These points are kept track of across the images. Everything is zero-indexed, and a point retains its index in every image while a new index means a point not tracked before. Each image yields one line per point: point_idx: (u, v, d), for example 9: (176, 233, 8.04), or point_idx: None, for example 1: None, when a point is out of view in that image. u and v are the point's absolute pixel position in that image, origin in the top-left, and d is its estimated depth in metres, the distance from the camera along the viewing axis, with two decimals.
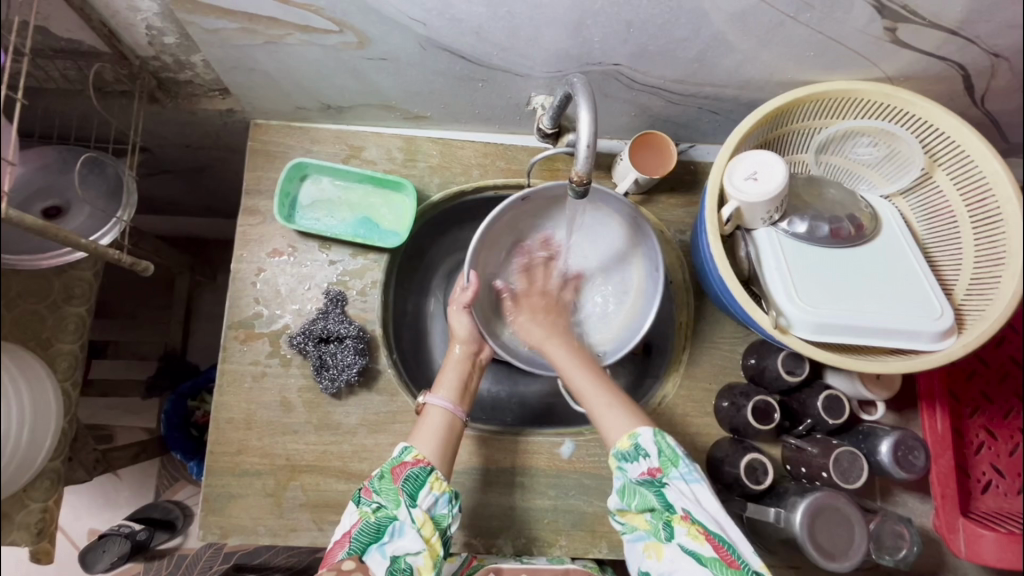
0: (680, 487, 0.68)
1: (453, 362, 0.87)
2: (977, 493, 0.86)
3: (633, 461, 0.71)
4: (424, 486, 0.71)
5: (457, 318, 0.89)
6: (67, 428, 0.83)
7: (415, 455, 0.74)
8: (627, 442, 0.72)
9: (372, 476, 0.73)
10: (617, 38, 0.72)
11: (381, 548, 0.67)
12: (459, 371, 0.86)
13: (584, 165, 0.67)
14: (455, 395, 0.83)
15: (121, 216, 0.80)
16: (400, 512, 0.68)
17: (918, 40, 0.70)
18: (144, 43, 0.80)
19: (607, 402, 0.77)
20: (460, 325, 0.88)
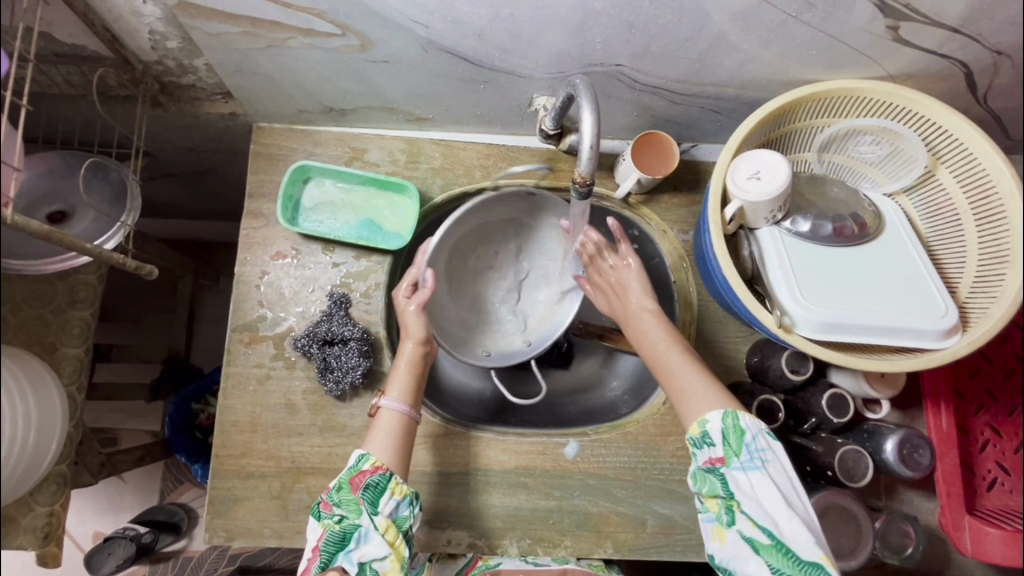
0: (741, 478, 0.68)
1: (404, 360, 0.85)
2: (982, 491, 0.86)
3: (699, 449, 0.72)
4: (385, 493, 0.74)
5: (410, 315, 0.86)
6: (72, 432, 0.83)
7: (371, 462, 0.76)
8: (696, 429, 0.72)
9: (331, 487, 0.76)
10: (619, 39, 0.72)
11: (347, 556, 0.71)
12: (410, 368, 0.84)
13: (588, 166, 0.68)
14: (409, 395, 0.83)
15: (125, 220, 0.80)
16: (363, 519, 0.72)
17: (920, 38, 0.70)
18: (147, 48, 0.81)
19: (700, 382, 0.76)
20: (412, 322, 0.86)
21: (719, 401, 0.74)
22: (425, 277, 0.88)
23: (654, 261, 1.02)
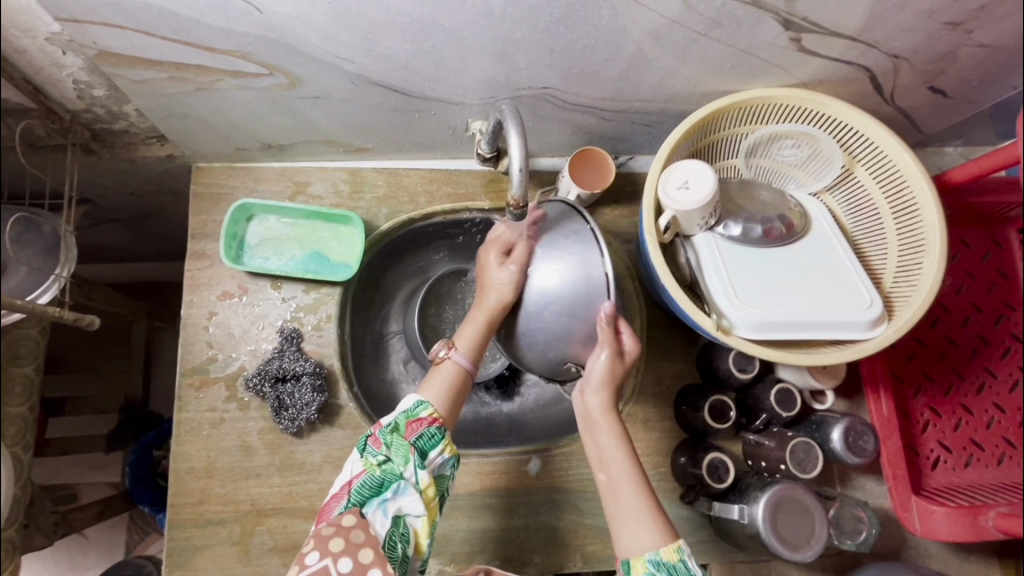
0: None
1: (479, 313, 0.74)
2: (927, 470, 0.90)
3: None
4: (436, 446, 0.71)
5: (491, 268, 0.73)
6: (20, 495, 0.81)
7: (429, 411, 0.72)
8: (673, 555, 0.64)
9: (382, 422, 0.72)
10: (542, 63, 0.74)
11: (382, 505, 0.67)
12: (479, 332, 0.74)
13: (519, 189, 0.68)
14: (476, 349, 0.76)
15: (59, 272, 0.81)
16: (407, 470, 0.68)
17: (823, 47, 0.74)
18: (73, 97, 0.80)
19: (631, 499, 0.69)
20: (495, 284, 0.72)
21: (656, 523, 0.67)
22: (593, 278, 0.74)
23: None
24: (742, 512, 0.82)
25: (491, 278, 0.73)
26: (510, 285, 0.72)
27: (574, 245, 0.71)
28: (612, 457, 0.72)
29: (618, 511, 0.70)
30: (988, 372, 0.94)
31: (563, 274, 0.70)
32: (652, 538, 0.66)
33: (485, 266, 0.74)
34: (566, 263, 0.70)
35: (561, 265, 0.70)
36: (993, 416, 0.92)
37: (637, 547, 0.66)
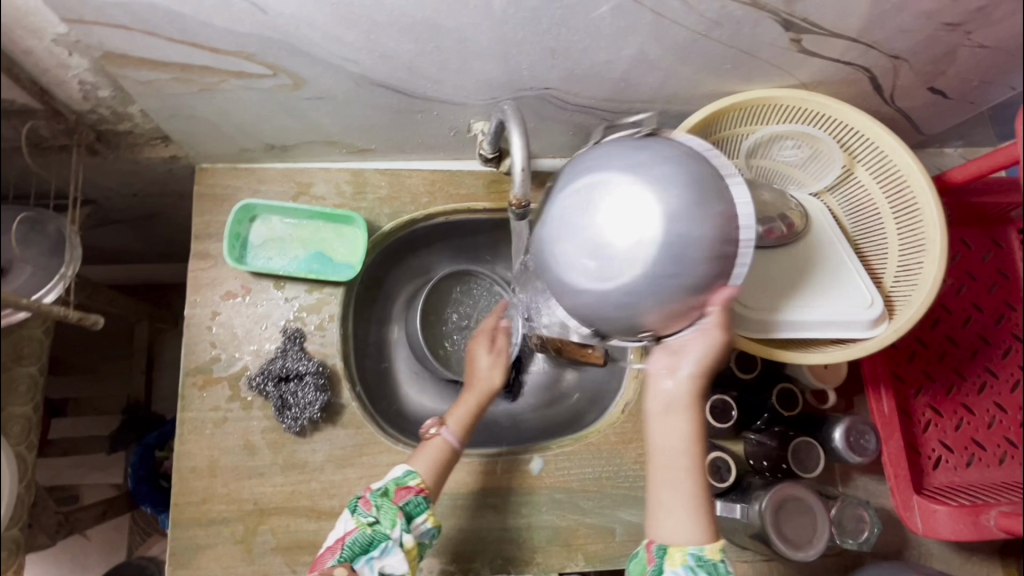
0: None
1: (469, 395, 0.87)
2: (928, 470, 0.90)
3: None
4: (421, 514, 0.76)
5: (479, 361, 0.91)
6: (24, 493, 0.82)
7: (417, 480, 0.77)
8: (717, 553, 0.64)
9: (373, 487, 0.77)
10: (544, 64, 0.75)
11: (369, 561, 0.70)
12: (473, 407, 0.85)
13: (522, 188, 0.70)
14: (465, 428, 0.83)
15: (65, 271, 0.82)
16: (394, 532, 0.72)
17: (824, 48, 0.74)
18: (79, 98, 0.81)
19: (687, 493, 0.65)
20: (481, 372, 0.89)
21: (702, 521, 0.65)
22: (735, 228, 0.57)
23: None
24: (745, 512, 0.83)
25: (479, 369, 0.90)
26: (496, 372, 0.89)
27: (722, 210, 0.57)
28: (671, 445, 0.66)
29: (671, 499, 0.66)
30: (988, 372, 0.94)
31: (701, 247, 0.56)
32: (693, 533, 0.65)
33: (476, 359, 0.91)
34: (674, 227, 0.55)
35: (707, 228, 0.56)
36: (994, 416, 0.92)
37: (678, 537, 0.65)
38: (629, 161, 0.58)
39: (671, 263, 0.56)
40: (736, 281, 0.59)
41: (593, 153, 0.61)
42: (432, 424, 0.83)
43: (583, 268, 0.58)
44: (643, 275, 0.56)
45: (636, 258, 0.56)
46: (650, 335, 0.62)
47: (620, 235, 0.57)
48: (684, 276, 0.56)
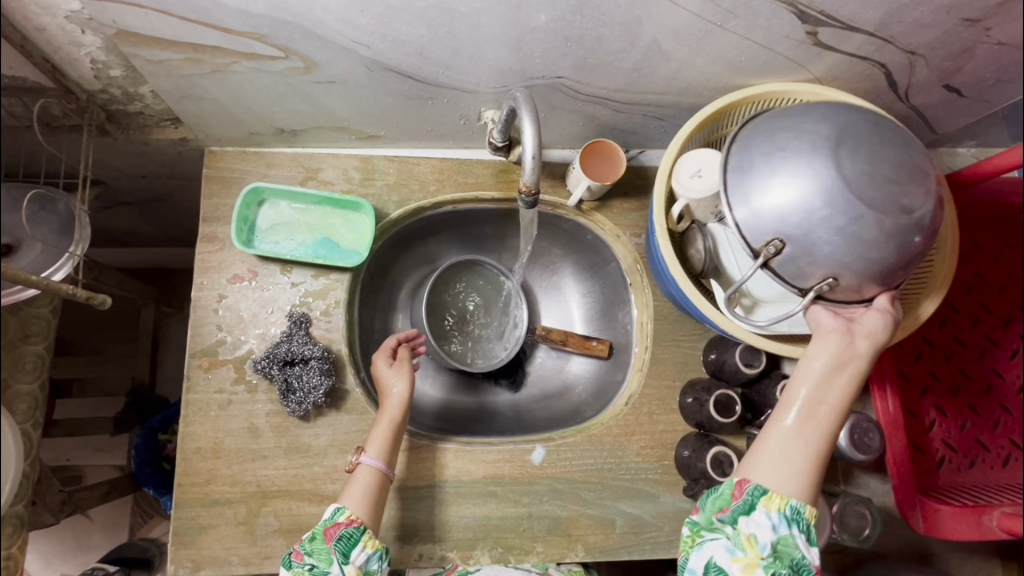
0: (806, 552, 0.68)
1: (386, 415, 0.83)
2: (931, 471, 0.89)
3: (811, 546, 0.68)
4: (356, 546, 0.74)
5: (383, 376, 0.87)
6: (29, 470, 0.82)
7: (347, 514, 0.76)
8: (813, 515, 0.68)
9: (302, 537, 0.76)
10: (557, 52, 0.74)
11: None
12: (391, 427, 0.83)
13: (532, 176, 0.70)
14: (388, 450, 0.82)
15: (74, 250, 0.81)
16: (333, 569, 0.73)
17: (839, 42, 0.74)
18: (90, 77, 0.81)
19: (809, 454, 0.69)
20: (392, 387, 0.85)
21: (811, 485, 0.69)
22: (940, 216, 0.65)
23: (611, 265, 1.05)
24: None
25: (387, 384, 0.86)
26: (403, 385, 0.86)
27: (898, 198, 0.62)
28: (813, 413, 0.69)
29: (782, 451, 0.69)
30: (995, 374, 0.95)
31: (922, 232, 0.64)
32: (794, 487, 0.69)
33: (380, 375, 0.87)
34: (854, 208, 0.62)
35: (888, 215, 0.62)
36: (1000, 417, 0.93)
37: (781, 487, 0.68)
38: (875, 122, 0.66)
39: (892, 214, 0.61)
40: (874, 261, 0.64)
41: (820, 117, 0.66)
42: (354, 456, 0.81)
43: (794, 191, 0.63)
44: (877, 215, 0.62)
45: (889, 200, 0.62)
46: (778, 247, 0.65)
47: (850, 193, 0.61)
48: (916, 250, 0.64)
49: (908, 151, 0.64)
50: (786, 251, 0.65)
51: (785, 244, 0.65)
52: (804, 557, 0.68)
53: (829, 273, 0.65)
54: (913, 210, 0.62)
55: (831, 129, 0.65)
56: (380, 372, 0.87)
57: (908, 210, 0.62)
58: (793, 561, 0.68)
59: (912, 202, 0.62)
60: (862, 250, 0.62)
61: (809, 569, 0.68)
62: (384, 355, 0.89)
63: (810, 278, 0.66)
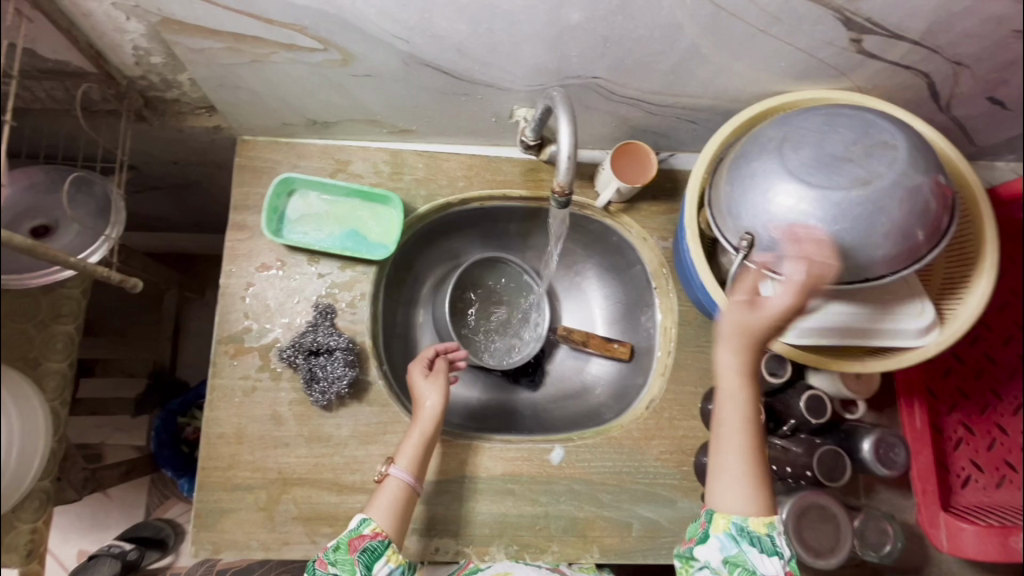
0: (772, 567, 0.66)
1: (417, 428, 0.84)
2: (957, 488, 0.88)
3: (766, 554, 0.66)
4: (379, 559, 0.75)
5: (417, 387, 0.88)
6: (58, 446, 0.84)
7: (372, 527, 0.76)
8: (763, 528, 0.67)
9: (326, 545, 0.76)
10: (595, 52, 0.74)
11: None
12: (422, 440, 0.84)
13: (566, 177, 0.71)
14: (417, 465, 0.82)
15: (110, 233, 0.82)
16: None
17: (884, 50, 0.73)
18: (131, 63, 0.82)
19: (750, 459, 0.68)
20: (426, 400, 0.86)
21: (760, 493, 0.68)
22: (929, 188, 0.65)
23: (635, 268, 1.04)
24: None
25: (422, 396, 0.87)
26: (436, 397, 0.86)
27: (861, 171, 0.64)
28: (730, 419, 0.68)
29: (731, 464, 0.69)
30: None
31: (923, 222, 0.66)
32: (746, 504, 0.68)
33: (414, 387, 0.88)
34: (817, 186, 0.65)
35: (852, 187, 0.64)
36: None
37: (726, 507, 0.68)
38: (830, 113, 0.69)
39: (856, 189, 0.64)
40: (855, 234, 0.65)
41: (795, 115, 0.71)
42: (383, 467, 0.82)
43: (769, 189, 0.68)
44: (830, 190, 0.64)
45: (842, 177, 0.65)
46: (750, 242, 0.71)
47: (806, 177, 0.65)
48: (893, 217, 0.64)
49: (868, 130, 0.67)
50: (759, 245, 0.70)
51: (753, 238, 0.70)
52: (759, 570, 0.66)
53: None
54: (873, 181, 0.64)
55: (795, 127, 0.70)
56: (415, 382, 0.88)
57: (869, 182, 0.64)
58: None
59: (870, 173, 0.64)
60: (825, 225, 0.65)
61: None
62: (420, 367, 0.89)
63: (791, 265, 0.69)
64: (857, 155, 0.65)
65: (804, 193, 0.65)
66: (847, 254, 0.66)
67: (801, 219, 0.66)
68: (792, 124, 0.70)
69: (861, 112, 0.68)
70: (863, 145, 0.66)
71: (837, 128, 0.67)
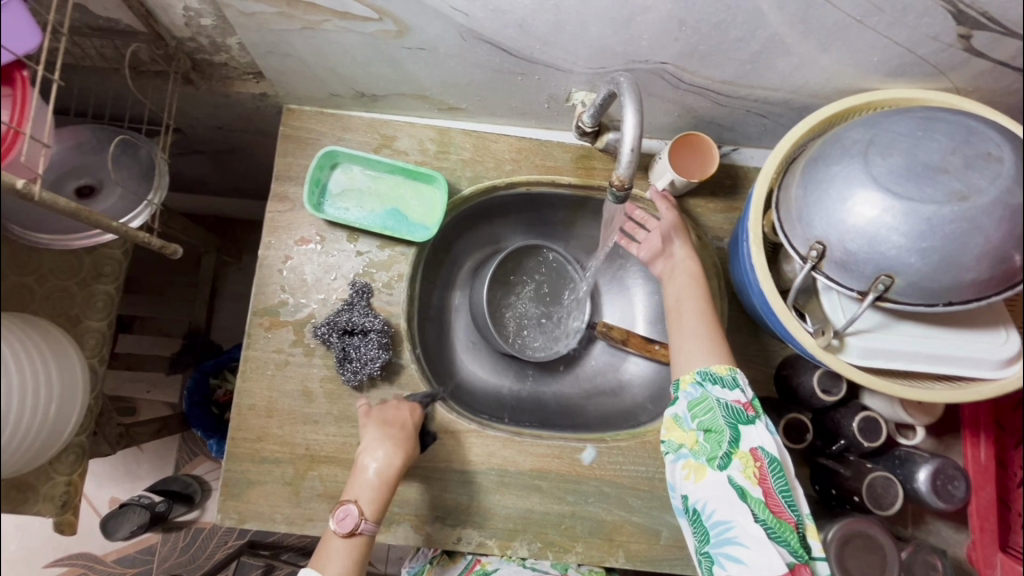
0: (762, 431, 0.68)
1: (385, 470, 0.77)
2: (1016, 527, 0.84)
3: (726, 387, 0.69)
4: None
5: (399, 415, 0.81)
6: (94, 404, 0.84)
7: None
8: (724, 370, 0.71)
9: None
10: (667, 36, 0.69)
11: None
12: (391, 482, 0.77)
13: (627, 170, 0.67)
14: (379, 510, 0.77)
15: (151, 198, 0.79)
16: None
17: (993, 49, 0.66)
18: (181, 24, 0.78)
19: (703, 331, 0.76)
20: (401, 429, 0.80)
21: (717, 348, 0.74)
22: None
23: None
24: None
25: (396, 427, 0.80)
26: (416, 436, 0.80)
27: (958, 185, 0.58)
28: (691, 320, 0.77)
29: (685, 342, 0.76)
30: None
31: None
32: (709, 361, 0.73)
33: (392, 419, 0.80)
34: (901, 197, 0.59)
35: (945, 201, 0.58)
36: None
37: (687, 366, 0.73)
38: (925, 116, 0.62)
39: (949, 204, 0.57)
40: (944, 254, 0.59)
41: (883, 115, 0.65)
42: (338, 517, 0.74)
43: (847, 196, 0.62)
44: (919, 203, 0.58)
45: (935, 190, 0.58)
46: (820, 251, 0.66)
47: (888, 186, 0.60)
48: (990, 238, 0.58)
49: (969, 138, 0.60)
50: (828, 255, 0.65)
51: (825, 248, 0.65)
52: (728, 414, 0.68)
53: (881, 272, 0.62)
54: (971, 197, 0.57)
55: (880, 127, 0.63)
56: (401, 411, 0.81)
57: (966, 197, 0.58)
58: (726, 420, 0.68)
59: (968, 188, 0.58)
60: (909, 241, 0.59)
61: (741, 416, 0.68)
62: (421, 404, 0.82)
63: (864, 277, 0.64)
64: (952, 166, 0.58)
65: (888, 204, 0.60)
66: (933, 273, 0.60)
67: (882, 232, 0.60)
68: (878, 126, 0.64)
69: (960, 117, 0.61)
70: (962, 153, 0.59)
71: (931, 133, 0.61)
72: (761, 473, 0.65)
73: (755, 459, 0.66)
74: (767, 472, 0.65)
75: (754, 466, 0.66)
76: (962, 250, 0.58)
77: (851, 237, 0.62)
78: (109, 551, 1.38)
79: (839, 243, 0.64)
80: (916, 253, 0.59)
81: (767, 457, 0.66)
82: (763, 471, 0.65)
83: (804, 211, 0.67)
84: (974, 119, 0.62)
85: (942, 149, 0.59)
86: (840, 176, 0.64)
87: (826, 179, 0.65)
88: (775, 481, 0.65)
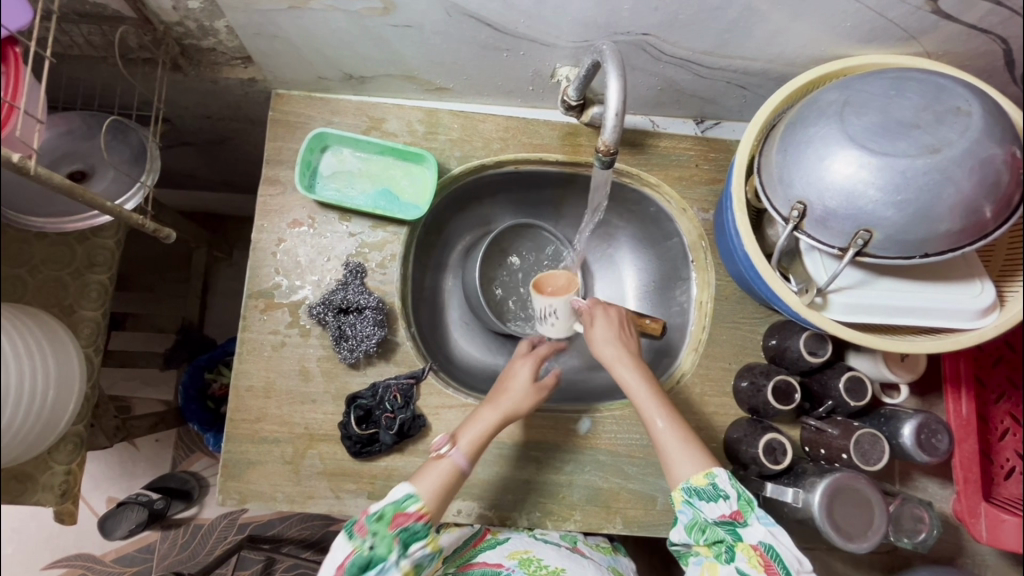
0: (758, 528, 0.70)
1: (485, 411, 0.79)
2: (999, 480, 0.87)
3: (712, 501, 0.71)
4: (418, 541, 0.71)
5: (514, 375, 0.82)
6: (90, 393, 0.84)
7: (417, 506, 0.71)
8: (704, 480, 0.72)
9: (369, 509, 0.72)
10: (647, 6, 0.71)
11: None
12: (494, 426, 0.78)
13: (612, 136, 0.69)
14: (477, 450, 0.77)
15: (144, 180, 0.81)
16: (391, 557, 0.68)
17: (961, 10, 0.68)
18: (168, 8, 0.79)
19: (678, 438, 0.75)
20: (511, 382, 0.81)
21: (694, 454, 0.74)
22: (1001, 155, 0.60)
23: (672, 240, 1.02)
24: (796, 496, 0.79)
25: (508, 378, 0.82)
26: (528, 399, 0.80)
27: (930, 141, 0.60)
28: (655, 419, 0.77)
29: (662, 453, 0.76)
30: None
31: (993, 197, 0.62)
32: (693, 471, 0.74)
33: (508, 372, 0.82)
34: (875, 153, 0.61)
35: (918, 155, 0.60)
36: None
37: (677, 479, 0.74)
38: (896, 77, 0.65)
39: (922, 158, 0.60)
40: (919, 208, 0.61)
41: (856, 79, 0.67)
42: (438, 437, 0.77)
43: (826, 156, 0.64)
44: (893, 157, 0.60)
45: (908, 145, 0.61)
46: (801, 211, 0.67)
47: (864, 145, 0.62)
48: (961, 188, 0.60)
49: (939, 95, 0.62)
50: (809, 214, 0.67)
51: (805, 208, 0.67)
52: (727, 523, 0.71)
53: (860, 227, 0.64)
54: (942, 149, 0.60)
55: (856, 89, 0.66)
56: (519, 370, 0.82)
57: (937, 150, 0.60)
58: (725, 530, 0.71)
59: (939, 141, 0.60)
60: (885, 195, 0.61)
61: (738, 523, 0.71)
62: (534, 364, 0.82)
63: (844, 233, 0.66)
64: (923, 123, 0.61)
65: (865, 161, 0.62)
66: (908, 227, 0.62)
67: (860, 188, 0.62)
68: (853, 88, 0.66)
69: (928, 78, 0.64)
70: (931, 110, 0.61)
71: (902, 94, 0.63)
72: (765, 561, 0.68)
73: (757, 549, 0.69)
74: (769, 558, 0.68)
75: (756, 556, 0.69)
76: (935, 203, 0.61)
77: (832, 196, 0.64)
78: (108, 551, 1.37)
79: (820, 202, 0.65)
80: (894, 209, 0.62)
81: (769, 550, 0.69)
82: (766, 558, 0.68)
83: (786, 175, 0.68)
84: (945, 78, 0.64)
85: (914, 107, 0.62)
86: (817, 139, 0.65)
87: (805, 142, 0.67)
88: (780, 567, 0.68)
